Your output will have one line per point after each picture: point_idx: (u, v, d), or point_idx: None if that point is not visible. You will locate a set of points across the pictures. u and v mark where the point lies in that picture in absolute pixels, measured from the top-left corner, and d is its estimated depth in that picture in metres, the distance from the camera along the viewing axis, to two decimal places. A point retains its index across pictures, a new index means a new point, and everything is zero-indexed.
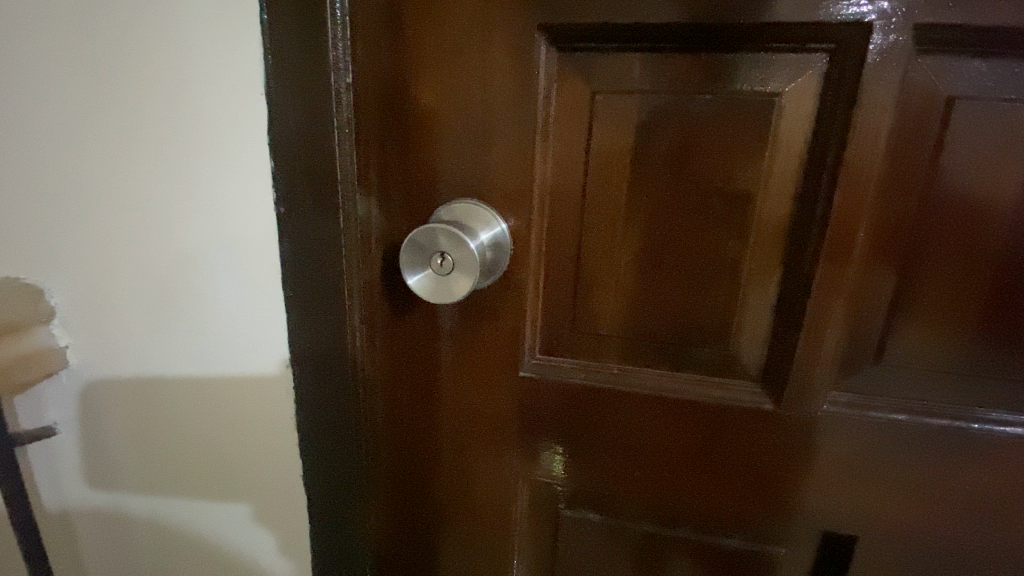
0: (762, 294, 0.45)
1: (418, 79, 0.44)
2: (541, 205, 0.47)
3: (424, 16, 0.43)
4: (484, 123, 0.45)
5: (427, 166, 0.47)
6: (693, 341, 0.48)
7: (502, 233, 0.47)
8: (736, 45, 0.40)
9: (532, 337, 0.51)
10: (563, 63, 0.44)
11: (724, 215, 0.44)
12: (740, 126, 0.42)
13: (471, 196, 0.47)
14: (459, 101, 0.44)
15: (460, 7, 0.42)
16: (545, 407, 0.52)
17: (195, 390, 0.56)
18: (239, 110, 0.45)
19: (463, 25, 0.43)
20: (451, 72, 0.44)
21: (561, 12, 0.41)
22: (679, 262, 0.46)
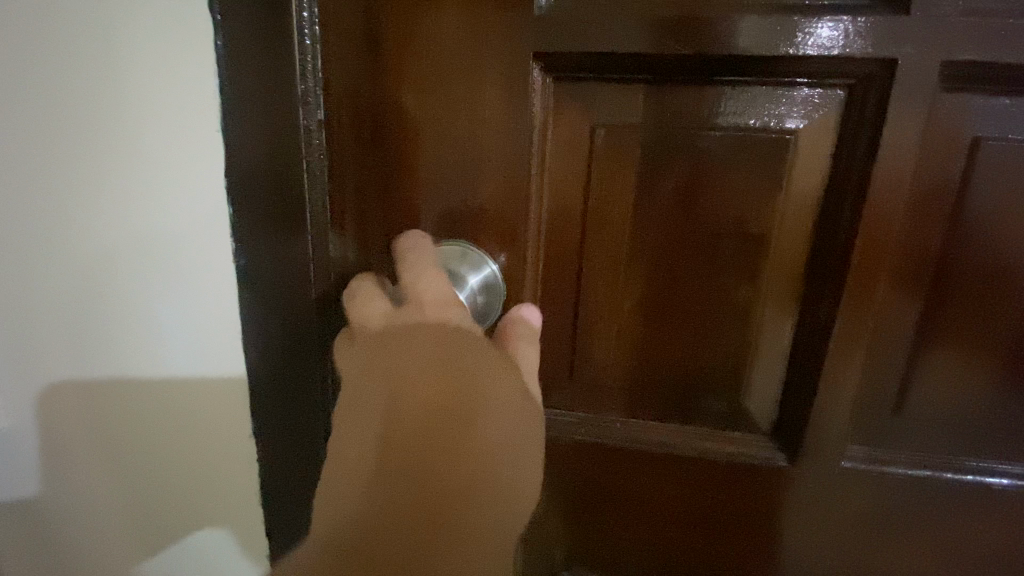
0: (776, 342, 0.42)
1: (400, 109, 0.40)
2: (537, 246, 0.43)
3: (406, 39, 0.38)
4: (473, 158, 0.40)
5: (409, 204, 0.42)
6: (701, 392, 0.44)
7: (492, 275, 0.43)
8: (749, 79, 0.37)
9: None
10: (560, 93, 0.40)
11: (735, 259, 0.41)
12: (752, 165, 0.39)
13: (459, 237, 0.43)
14: (447, 133, 0.40)
15: (448, 31, 0.38)
16: (541, 464, 0.47)
17: (144, 427, 0.49)
18: (194, 138, 0.40)
19: (451, 51, 0.38)
20: (437, 101, 0.39)
21: (560, 41, 0.37)
22: (686, 309, 0.42)
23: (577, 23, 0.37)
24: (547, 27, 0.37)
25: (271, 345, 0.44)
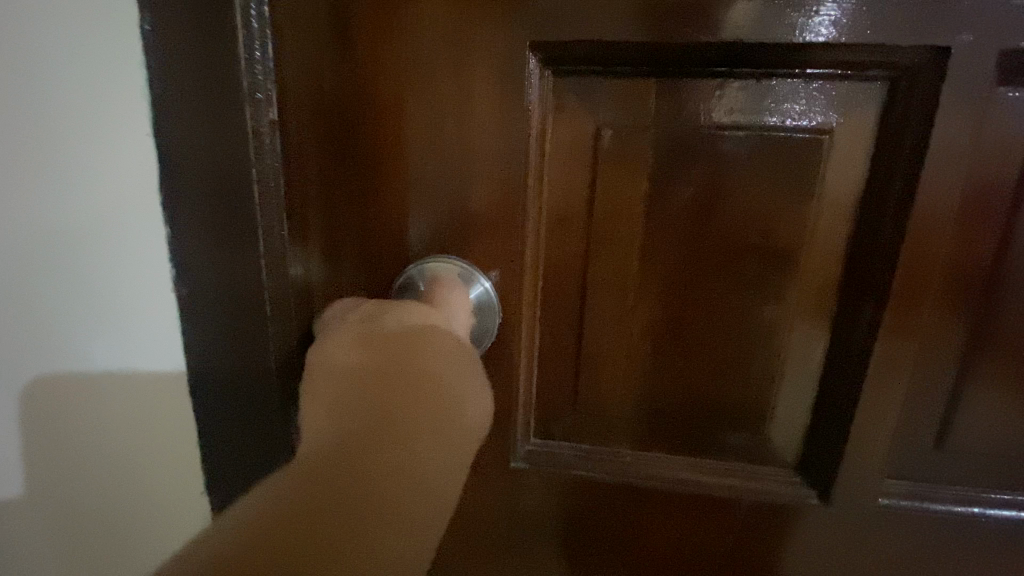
0: (803, 367, 0.38)
1: (377, 107, 0.35)
2: (534, 261, 0.38)
3: (382, 28, 0.33)
4: (461, 162, 0.35)
5: (389, 215, 0.37)
6: (718, 423, 0.40)
7: (485, 295, 0.38)
8: (772, 71, 0.33)
9: (524, 420, 0.41)
10: (559, 88, 0.35)
11: (758, 276, 0.36)
12: (779, 169, 0.34)
13: (445, 253, 0.38)
14: (430, 134, 0.35)
15: (429, 18, 0.33)
16: (541, 501, 0.42)
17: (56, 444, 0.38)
18: (111, 125, 0.33)
19: (434, 40, 0.33)
20: (419, 99, 0.34)
21: (560, 27, 0.32)
22: (704, 332, 0.38)
23: (581, 7, 0.32)
24: (546, 11, 0.32)
25: (224, 368, 0.38)
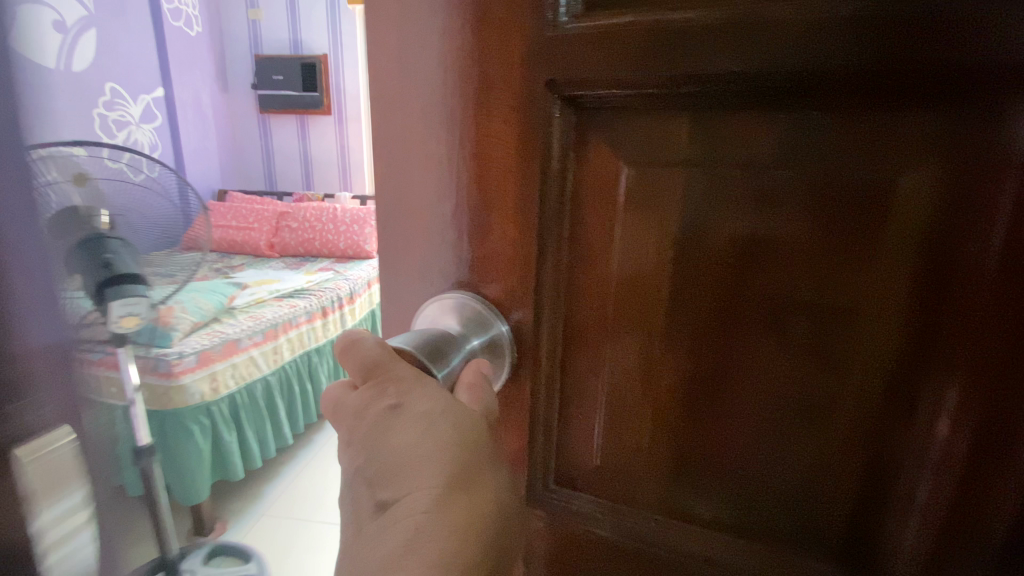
0: (863, 454, 0.30)
1: (403, 148, 0.35)
2: (554, 303, 0.36)
3: (405, 73, 0.34)
4: (481, 201, 0.35)
5: (414, 249, 0.38)
6: (757, 503, 0.34)
7: (500, 340, 0.36)
8: (826, 100, 0.27)
9: (545, 465, 0.39)
10: (583, 125, 0.32)
11: (806, 340, 0.30)
12: (833, 215, 0.28)
13: (466, 291, 0.37)
14: (450, 173, 0.35)
15: (449, 59, 0.33)
16: (561, 551, 0.40)
17: None
18: None
19: (456, 79, 0.33)
20: (439, 140, 0.34)
21: (586, 61, 0.30)
22: (738, 398, 0.33)
23: (608, 39, 0.29)
24: (571, 43, 0.30)
25: None
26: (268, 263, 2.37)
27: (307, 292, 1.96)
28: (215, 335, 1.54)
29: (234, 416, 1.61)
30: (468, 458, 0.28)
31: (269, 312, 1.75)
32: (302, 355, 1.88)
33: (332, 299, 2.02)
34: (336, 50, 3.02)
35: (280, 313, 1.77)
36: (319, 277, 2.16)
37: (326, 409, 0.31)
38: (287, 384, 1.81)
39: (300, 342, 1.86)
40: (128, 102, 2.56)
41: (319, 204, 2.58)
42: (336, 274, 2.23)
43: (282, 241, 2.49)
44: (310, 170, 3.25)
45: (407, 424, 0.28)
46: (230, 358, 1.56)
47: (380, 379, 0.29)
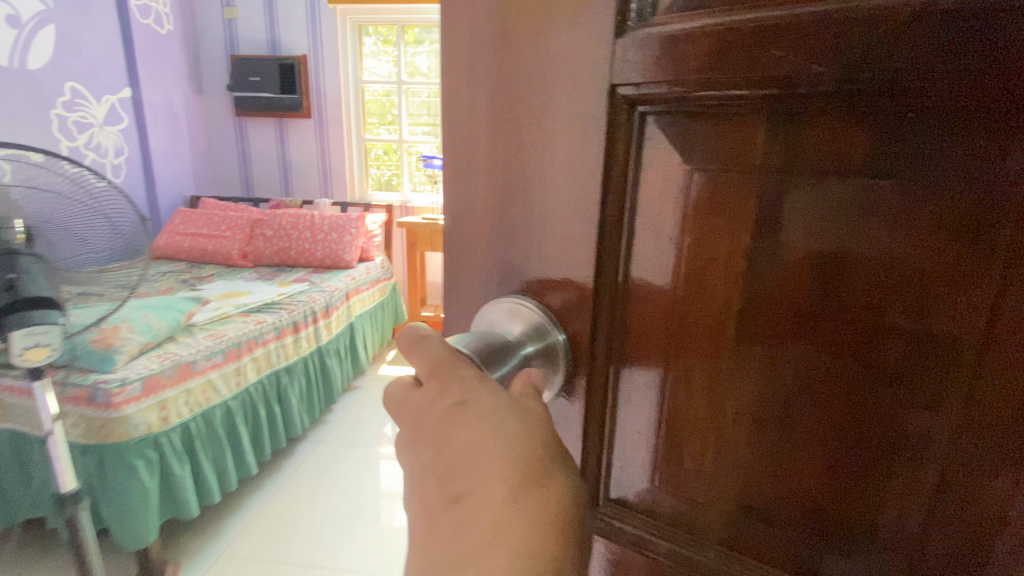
0: (970, 510, 0.26)
1: (476, 152, 0.36)
2: (611, 313, 0.34)
3: (485, 79, 0.35)
4: (544, 203, 0.34)
5: (481, 250, 0.38)
6: (837, 547, 0.30)
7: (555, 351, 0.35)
8: (929, 97, 0.23)
9: (600, 472, 0.38)
10: (653, 127, 0.30)
11: (897, 367, 0.26)
12: (935, 227, 0.24)
13: (527, 294, 0.36)
14: (517, 176, 0.34)
15: (523, 62, 0.33)
16: (614, 564, 0.39)
17: None
18: None
19: (527, 83, 0.33)
20: (509, 142, 0.34)
21: (652, 65, 0.29)
22: (816, 427, 0.29)
23: (681, 44, 0.28)
24: (638, 48, 0.29)
25: None
26: (240, 273, 2.28)
27: (277, 307, 1.80)
28: (168, 357, 1.35)
29: (188, 446, 1.41)
30: (535, 458, 0.27)
31: (232, 330, 1.58)
32: (267, 376, 1.69)
33: (304, 314, 1.87)
34: (315, 53, 2.95)
35: (246, 330, 1.62)
36: (291, 289, 2.00)
37: (389, 402, 0.30)
38: (251, 409, 1.61)
39: (266, 361, 1.68)
40: (90, 103, 2.46)
41: (295, 211, 2.50)
42: (310, 284, 2.08)
43: (256, 249, 2.39)
44: (287, 175, 3.16)
45: (471, 422, 0.27)
46: (185, 381, 1.37)
47: (441, 378, 0.28)
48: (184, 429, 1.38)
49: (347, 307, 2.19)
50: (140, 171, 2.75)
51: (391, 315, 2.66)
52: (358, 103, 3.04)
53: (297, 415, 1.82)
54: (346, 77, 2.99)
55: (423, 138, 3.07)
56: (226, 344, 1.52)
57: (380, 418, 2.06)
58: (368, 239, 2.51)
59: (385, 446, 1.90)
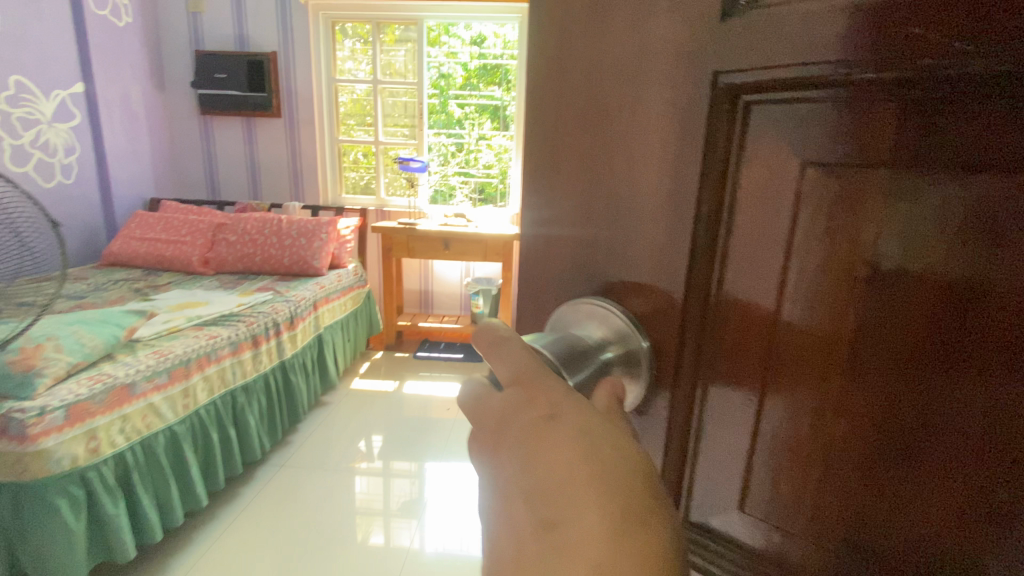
0: None
1: (558, 143, 0.31)
2: (696, 333, 0.28)
3: (573, 48, 0.29)
4: (636, 204, 0.28)
5: (559, 252, 0.33)
6: None
7: (638, 356, 0.30)
8: None
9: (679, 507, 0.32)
10: (764, 110, 0.24)
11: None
12: None
13: (605, 295, 0.31)
14: (603, 171, 0.29)
15: (619, 36, 0.27)
16: None
17: None
18: None
19: (625, 52, 0.27)
20: (598, 131, 0.29)
21: (767, 52, 0.23)
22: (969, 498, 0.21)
23: (815, 20, 0.21)
24: (747, 32, 0.23)
25: None
26: (199, 281, 2.13)
27: (234, 319, 1.58)
28: (100, 380, 1.12)
29: (123, 479, 1.16)
30: (641, 501, 0.21)
31: (179, 345, 1.35)
32: (223, 396, 1.45)
33: (267, 327, 1.66)
34: (286, 50, 2.84)
35: (197, 345, 1.39)
36: (252, 300, 1.81)
37: (468, 409, 0.25)
38: (201, 435, 1.37)
39: (222, 379, 1.45)
40: (38, 98, 2.27)
41: (262, 215, 2.37)
42: (273, 295, 1.89)
43: (217, 254, 2.25)
44: (255, 177, 3.02)
45: (563, 441, 0.22)
46: (119, 408, 1.14)
47: (524, 383, 0.24)
48: (117, 459, 1.14)
49: (315, 319, 2.00)
50: (93, 172, 2.57)
51: (365, 325, 2.52)
52: (332, 103, 2.96)
53: (256, 437, 1.57)
54: (319, 76, 2.89)
55: (399, 140, 2.98)
56: (172, 363, 1.29)
57: (355, 432, 1.94)
58: (340, 244, 2.39)
59: (360, 462, 1.77)
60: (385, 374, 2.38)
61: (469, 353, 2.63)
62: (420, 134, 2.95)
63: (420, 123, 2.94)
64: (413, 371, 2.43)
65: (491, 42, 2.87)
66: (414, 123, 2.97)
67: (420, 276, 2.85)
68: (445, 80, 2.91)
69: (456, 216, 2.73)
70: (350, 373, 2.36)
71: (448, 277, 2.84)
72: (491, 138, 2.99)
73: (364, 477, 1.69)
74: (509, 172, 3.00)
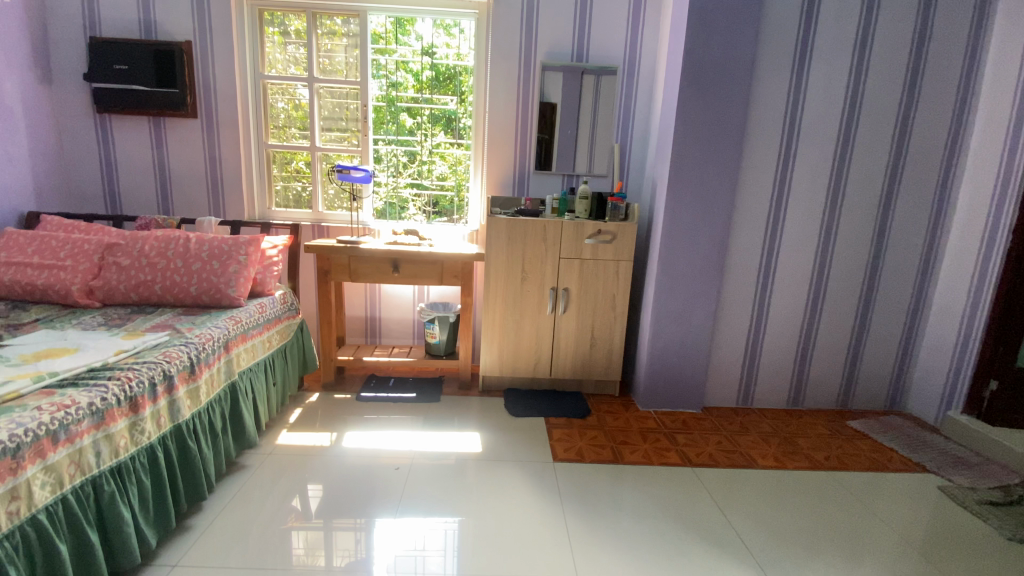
0: None
1: None
2: None
3: None
4: None
5: None
6: None
7: None
8: None
9: None
10: None
11: None
12: None
13: None
14: None
15: None
16: None
17: None
18: None
19: None
20: None
21: None
22: None
23: None
24: None
25: None
26: (78, 318, 1.70)
27: (103, 376, 1.20)
28: None
29: None
30: None
31: (6, 425, 0.95)
32: (81, 486, 1.06)
33: (153, 385, 1.28)
34: (203, 40, 2.43)
35: (39, 420, 0.99)
36: (139, 344, 1.43)
37: None
38: (41, 548, 0.97)
39: (78, 464, 1.06)
40: None
41: (166, 233, 1.96)
42: (169, 338, 1.51)
43: (105, 281, 1.82)
44: (167, 188, 2.57)
45: None
46: None
47: None
48: None
49: (225, 365, 1.62)
50: None
51: (294, 365, 2.13)
52: (259, 102, 2.58)
53: (134, 535, 1.17)
54: (242, 71, 2.50)
55: (340, 146, 2.63)
56: None
57: (288, 488, 1.61)
58: (264, 267, 2.00)
59: (294, 523, 1.45)
60: (320, 424, 1.99)
61: (424, 391, 2.28)
62: (364, 141, 2.60)
63: (364, 129, 2.59)
64: (356, 416, 2.06)
65: (444, 52, 2.58)
66: (357, 128, 2.62)
67: (365, 301, 2.48)
68: (394, 90, 2.61)
69: (405, 232, 2.40)
70: (276, 425, 1.96)
71: (398, 301, 2.49)
72: (444, 151, 2.69)
73: (300, 534, 1.41)
74: (466, 185, 2.72)
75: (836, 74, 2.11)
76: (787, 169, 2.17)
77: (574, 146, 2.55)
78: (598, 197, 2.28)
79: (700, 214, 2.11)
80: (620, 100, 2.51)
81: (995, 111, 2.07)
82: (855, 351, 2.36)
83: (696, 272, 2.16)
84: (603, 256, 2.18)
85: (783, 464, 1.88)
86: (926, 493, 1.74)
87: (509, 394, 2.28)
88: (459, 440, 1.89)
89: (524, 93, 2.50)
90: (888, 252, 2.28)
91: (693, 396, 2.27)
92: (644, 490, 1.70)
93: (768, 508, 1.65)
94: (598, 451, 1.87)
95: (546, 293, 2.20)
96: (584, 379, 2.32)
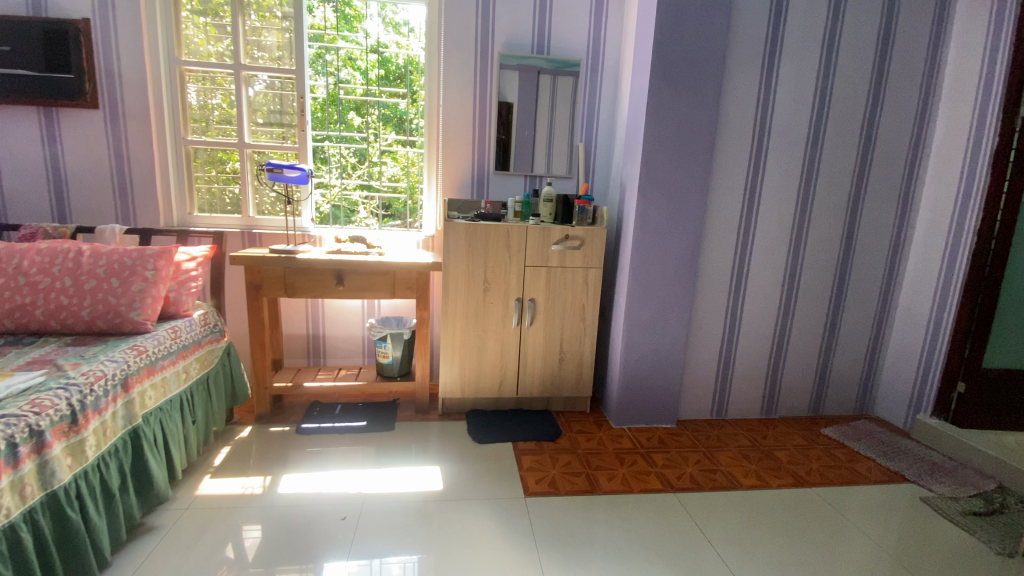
0: None
1: None
2: None
3: None
4: None
5: None
6: None
7: None
8: None
9: None
10: None
11: None
12: None
13: None
14: None
15: None
16: None
17: None
18: None
19: None
20: None
21: None
22: None
23: None
24: None
25: None
26: None
27: None
28: None
29: None
30: None
31: None
32: None
33: (12, 447, 0.99)
34: (104, 18, 2.08)
35: None
36: (1, 390, 1.12)
37: None
38: None
39: None
40: None
41: (53, 244, 1.61)
42: (44, 378, 1.21)
43: None
44: (62, 191, 2.18)
45: None
46: None
47: None
48: None
49: (122, 409, 1.33)
50: None
51: (219, 398, 1.82)
52: (175, 92, 2.23)
53: None
54: (154, 57, 2.16)
55: (274, 143, 2.32)
56: None
57: (220, 538, 1.37)
58: (178, 284, 1.70)
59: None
60: (252, 466, 1.70)
61: (376, 418, 2.03)
62: (301, 137, 2.31)
63: (301, 124, 2.31)
64: (297, 453, 1.78)
65: (393, 48, 2.39)
66: (292, 123, 2.33)
67: (306, 318, 2.20)
68: (341, 88, 2.37)
69: (351, 239, 2.14)
70: (196, 470, 1.65)
71: (344, 317, 2.22)
72: (398, 152, 2.47)
73: None
74: (420, 187, 2.48)
75: (805, 71, 2.03)
76: (758, 171, 2.08)
77: (535, 145, 2.38)
78: (565, 200, 2.12)
79: (672, 217, 1.98)
80: (584, 97, 2.36)
81: (956, 114, 2.06)
82: (825, 357, 2.31)
83: (669, 280, 2.03)
84: (571, 264, 2.01)
85: (767, 482, 1.78)
86: (911, 505, 1.67)
87: (472, 418, 2.06)
88: (418, 475, 1.67)
89: (481, 88, 2.30)
90: (856, 256, 2.23)
91: (668, 411, 2.14)
92: (627, 520, 1.53)
93: (758, 533, 1.53)
94: (573, 480, 1.69)
95: (511, 304, 2.01)
96: (553, 397, 2.14)
